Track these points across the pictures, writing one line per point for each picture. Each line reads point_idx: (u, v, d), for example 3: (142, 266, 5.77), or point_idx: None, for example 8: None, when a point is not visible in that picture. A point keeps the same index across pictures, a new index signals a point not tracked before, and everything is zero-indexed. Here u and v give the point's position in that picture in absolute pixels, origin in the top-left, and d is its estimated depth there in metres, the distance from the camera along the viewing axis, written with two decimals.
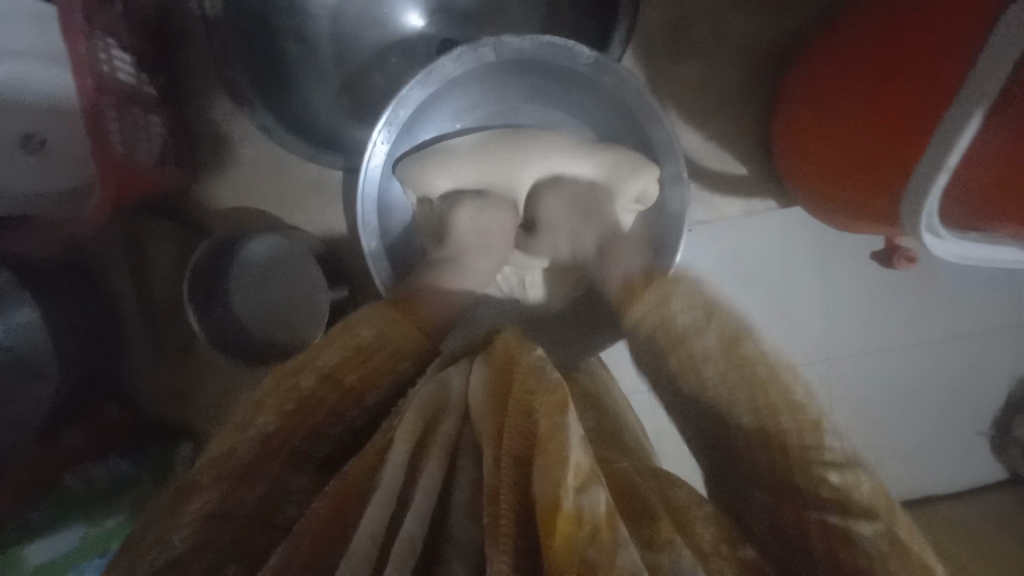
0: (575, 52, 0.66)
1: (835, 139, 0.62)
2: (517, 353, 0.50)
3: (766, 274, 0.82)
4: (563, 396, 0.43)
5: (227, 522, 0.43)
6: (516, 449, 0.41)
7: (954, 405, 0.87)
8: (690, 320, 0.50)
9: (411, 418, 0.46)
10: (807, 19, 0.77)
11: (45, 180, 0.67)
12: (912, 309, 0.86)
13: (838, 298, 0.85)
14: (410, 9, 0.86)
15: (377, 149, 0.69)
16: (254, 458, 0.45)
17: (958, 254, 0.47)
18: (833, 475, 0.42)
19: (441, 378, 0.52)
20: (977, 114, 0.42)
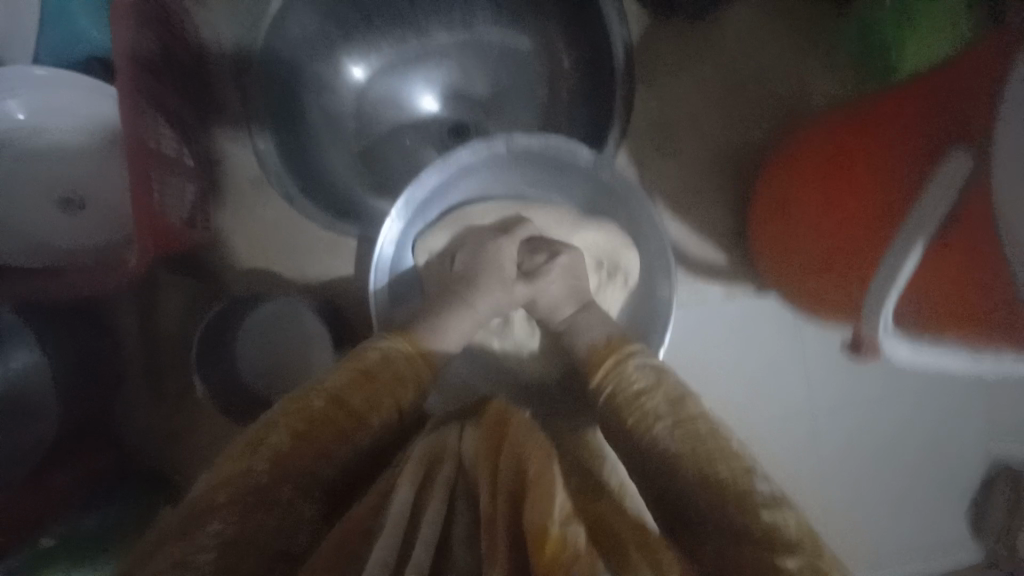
0: (576, 151, 0.75)
1: (803, 238, 0.71)
2: (507, 412, 0.53)
3: (744, 352, 0.89)
4: (550, 448, 0.47)
5: (249, 543, 0.42)
6: (509, 487, 0.44)
7: (908, 480, 0.92)
8: (643, 382, 0.60)
9: (411, 467, 0.50)
10: (771, 132, 0.88)
11: (81, 236, 0.69)
12: (880, 387, 0.92)
13: (807, 377, 0.91)
14: (425, 94, 0.96)
15: (394, 225, 0.75)
16: (272, 478, 0.47)
17: (908, 357, 0.54)
18: (764, 511, 0.44)
19: (438, 436, 0.55)
20: (915, 250, 0.51)
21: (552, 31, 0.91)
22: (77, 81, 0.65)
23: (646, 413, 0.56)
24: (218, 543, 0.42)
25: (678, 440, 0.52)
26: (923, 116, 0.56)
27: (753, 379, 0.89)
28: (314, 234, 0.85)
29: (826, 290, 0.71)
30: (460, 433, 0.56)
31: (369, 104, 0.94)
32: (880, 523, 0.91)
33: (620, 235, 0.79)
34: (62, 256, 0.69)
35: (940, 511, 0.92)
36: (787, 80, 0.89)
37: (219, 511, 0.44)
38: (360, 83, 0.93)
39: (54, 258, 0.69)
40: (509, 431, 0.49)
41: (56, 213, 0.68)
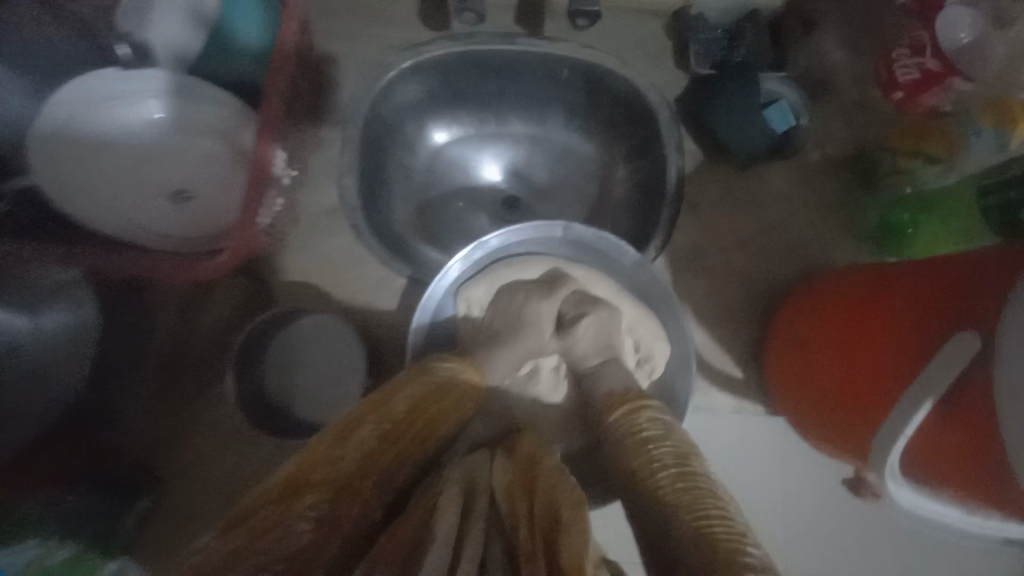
0: (623, 251, 0.85)
1: (816, 373, 0.78)
2: (540, 454, 0.59)
3: (749, 470, 0.92)
4: (580, 495, 0.50)
5: (336, 531, 0.49)
6: (544, 526, 0.48)
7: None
8: (655, 431, 0.60)
9: (452, 489, 0.53)
10: (796, 270, 0.98)
11: (179, 224, 0.76)
12: (874, 537, 0.92)
13: (806, 509, 0.92)
14: (490, 168, 1.06)
15: (450, 275, 0.83)
16: (357, 475, 0.53)
17: (912, 502, 0.57)
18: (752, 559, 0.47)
19: (471, 464, 0.58)
20: (923, 406, 0.56)
21: (615, 143, 1.03)
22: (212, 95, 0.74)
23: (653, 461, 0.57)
24: (316, 527, 0.48)
25: (679, 491, 0.53)
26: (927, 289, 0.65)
27: (754, 498, 0.91)
28: (366, 267, 0.91)
29: (835, 433, 0.76)
30: (490, 466, 0.59)
31: (441, 164, 1.04)
32: None
33: (655, 326, 0.84)
34: (157, 240, 0.75)
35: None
36: (815, 229, 0.99)
37: (316, 496, 0.50)
38: (438, 145, 1.04)
39: (146, 240, 0.74)
40: (541, 477, 0.54)
41: (162, 202, 0.76)
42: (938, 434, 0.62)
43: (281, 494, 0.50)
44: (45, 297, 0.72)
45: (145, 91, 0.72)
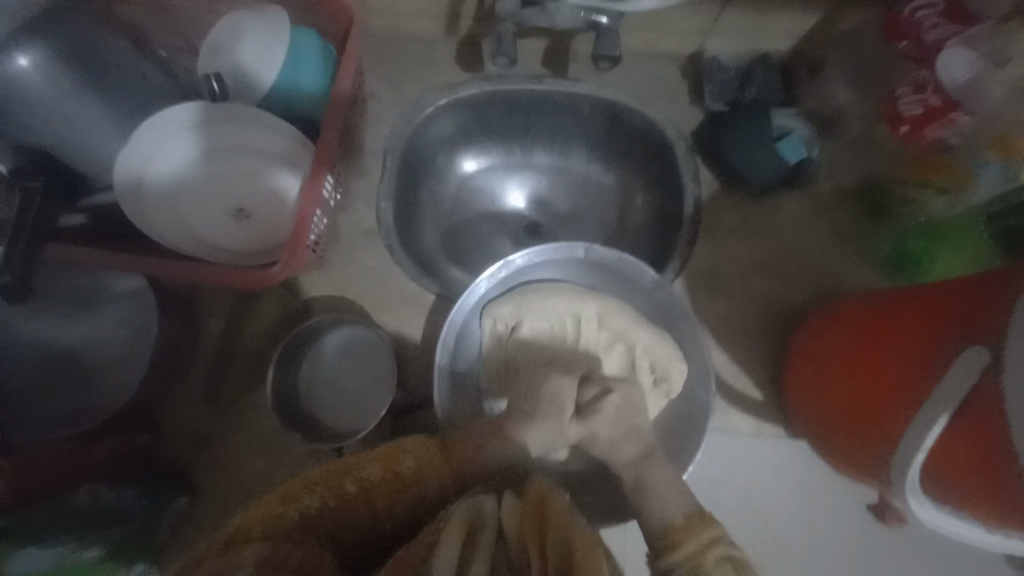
0: (642, 272, 0.89)
1: (833, 391, 0.79)
2: (550, 496, 0.62)
3: (771, 494, 0.93)
4: (595, 540, 0.55)
5: (290, 573, 0.52)
6: (556, 566, 0.52)
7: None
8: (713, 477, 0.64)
9: (458, 521, 0.57)
10: (813, 296, 1.00)
11: (239, 240, 0.83)
12: (900, 564, 0.91)
13: (829, 536, 0.92)
14: (514, 196, 1.13)
15: (475, 292, 0.88)
16: (308, 525, 0.58)
17: (932, 519, 0.59)
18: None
19: (477, 500, 0.61)
20: (940, 421, 0.58)
21: (633, 174, 1.09)
22: (276, 123, 0.80)
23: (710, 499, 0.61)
24: (267, 566, 0.52)
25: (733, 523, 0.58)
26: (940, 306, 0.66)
27: (776, 523, 0.92)
28: (399, 285, 0.97)
29: (849, 450, 0.77)
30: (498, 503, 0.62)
31: (468, 191, 1.12)
32: None
33: (671, 349, 0.86)
34: (219, 254, 0.82)
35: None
36: (830, 256, 1.02)
37: (269, 540, 0.55)
38: (467, 174, 1.11)
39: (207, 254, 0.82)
40: (549, 519, 0.58)
41: (224, 219, 0.81)
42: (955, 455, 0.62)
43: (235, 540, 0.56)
44: (110, 298, 0.83)
45: (218, 116, 0.79)
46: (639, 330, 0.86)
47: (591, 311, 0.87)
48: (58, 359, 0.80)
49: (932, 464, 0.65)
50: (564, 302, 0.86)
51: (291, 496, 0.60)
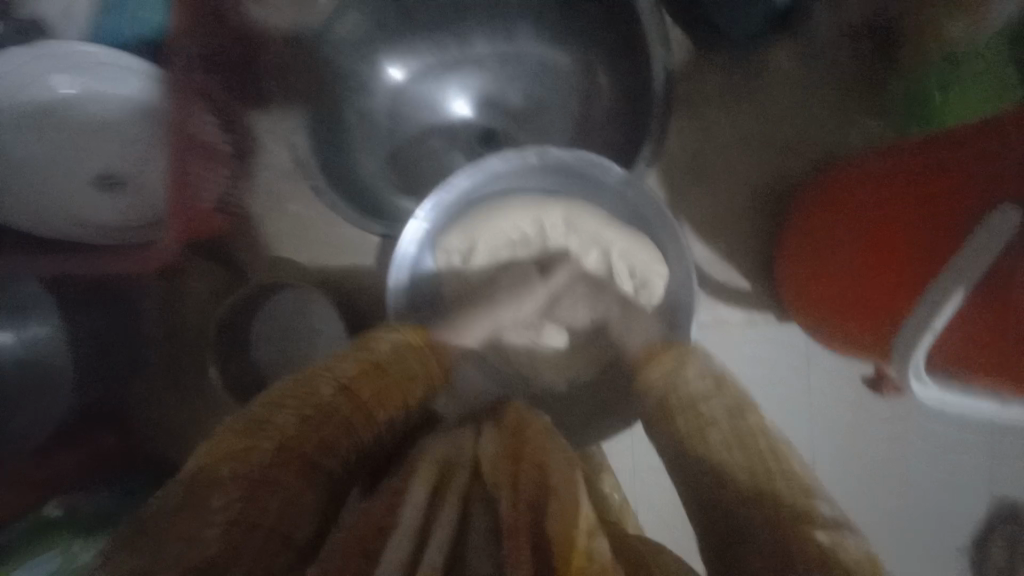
0: (608, 169, 0.74)
1: (835, 271, 0.70)
2: (526, 421, 0.60)
3: (764, 384, 0.88)
4: (575, 468, 0.49)
5: (252, 527, 0.44)
6: (530, 496, 0.47)
7: (908, 524, 0.91)
8: (702, 385, 0.57)
9: (428, 467, 0.54)
10: (807, 163, 0.88)
11: (119, 212, 0.70)
12: (883, 429, 0.91)
13: (823, 413, 0.90)
14: (458, 100, 0.96)
15: (419, 225, 0.75)
16: (270, 466, 0.48)
17: (938, 399, 0.52)
18: (821, 534, 0.42)
19: (459, 441, 0.60)
20: (957, 293, 0.49)
21: (592, 52, 0.92)
22: (123, 62, 0.66)
23: (702, 424, 0.54)
24: (225, 520, 0.44)
25: (732, 446, 0.51)
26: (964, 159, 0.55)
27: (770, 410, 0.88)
28: (339, 230, 0.85)
29: (851, 332, 0.70)
30: (476, 435, 0.62)
31: (404, 103, 0.94)
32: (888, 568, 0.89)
33: (649, 249, 0.79)
34: (102, 233, 0.70)
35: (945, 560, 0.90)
36: (825, 113, 0.88)
37: (224, 484, 0.46)
38: (397, 83, 0.94)
39: (86, 235, 0.70)
40: (526, 461, 0.51)
41: (89, 189, 0.69)
42: (976, 324, 0.53)
43: (186, 491, 0.47)
44: (27, 304, 0.71)
45: (49, 61, 0.64)
46: (612, 230, 0.79)
47: (555, 217, 0.79)
48: (21, 368, 0.71)
49: (943, 342, 0.57)
50: (524, 216, 0.79)
51: (253, 427, 0.51)
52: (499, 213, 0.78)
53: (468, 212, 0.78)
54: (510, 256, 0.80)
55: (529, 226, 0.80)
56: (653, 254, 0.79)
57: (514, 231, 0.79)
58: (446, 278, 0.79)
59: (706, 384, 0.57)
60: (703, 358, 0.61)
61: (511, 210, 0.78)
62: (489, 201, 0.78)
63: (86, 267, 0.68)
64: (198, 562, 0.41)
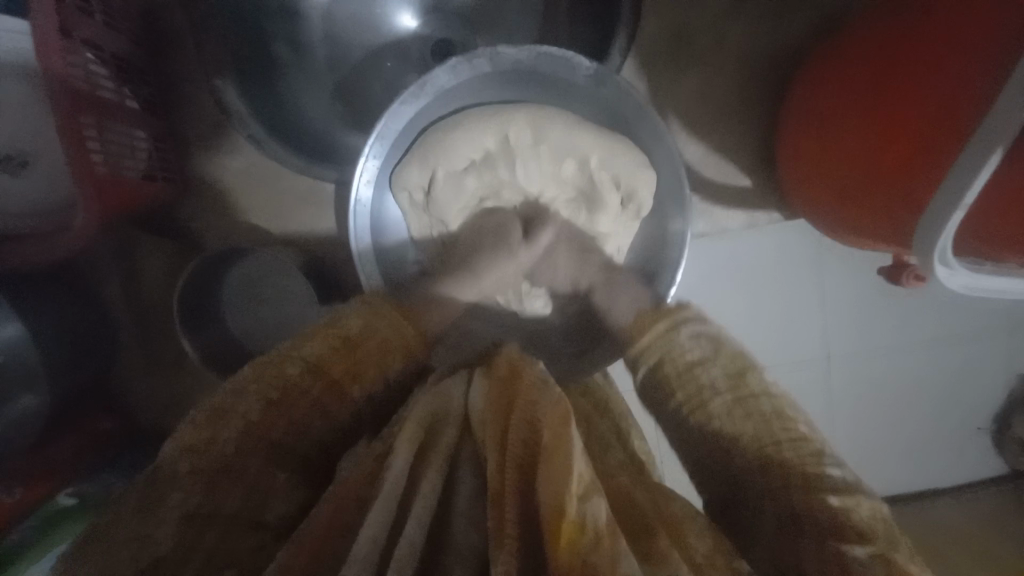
0: (573, 63, 0.66)
1: (841, 155, 0.61)
2: (521, 365, 0.53)
3: (766, 286, 0.83)
4: (565, 410, 0.46)
5: (211, 517, 0.44)
6: (519, 456, 0.44)
7: (892, 415, 0.88)
8: (696, 353, 0.55)
9: (412, 425, 0.49)
10: (811, 24, 0.75)
11: (31, 196, 0.64)
12: (890, 325, 0.86)
13: (833, 310, 0.85)
14: (403, 11, 0.83)
15: (370, 164, 0.67)
16: (234, 454, 0.47)
17: (966, 284, 0.46)
18: (832, 499, 0.44)
19: (442, 389, 0.54)
20: (993, 155, 0.40)
21: None
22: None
23: (701, 389, 0.53)
24: (179, 515, 0.43)
25: (735, 422, 0.50)
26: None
27: (772, 316, 0.84)
28: (290, 182, 0.78)
29: (862, 220, 0.62)
30: (466, 385, 0.55)
31: (338, 24, 0.82)
32: (869, 459, 0.88)
33: (634, 155, 0.67)
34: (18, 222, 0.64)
35: (920, 453, 0.88)
36: None
37: (184, 481, 0.45)
38: (325, 1, 0.81)
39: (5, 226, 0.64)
40: (517, 397, 0.48)
41: None
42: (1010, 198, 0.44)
43: (149, 484, 0.45)
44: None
45: None
46: (586, 134, 0.67)
47: (520, 129, 0.66)
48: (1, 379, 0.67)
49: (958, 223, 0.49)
50: (483, 133, 0.66)
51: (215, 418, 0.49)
52: (457, 139, 0.66)
53: (423, 137, 0.67)
54: (477, 183, 0.67)
55: (493, 143, 0.67)
56: (640, 163, 0.67)
57: (478, 151, 0.67)
58: (416, 221, 0.70)
59: (701, 349, 0.55)
60: (700, 320, 0.58)
61: (469, 128, 0.66)
62: (443, 126, 0.67)
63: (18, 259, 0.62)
64: (153, 562, 0.41)
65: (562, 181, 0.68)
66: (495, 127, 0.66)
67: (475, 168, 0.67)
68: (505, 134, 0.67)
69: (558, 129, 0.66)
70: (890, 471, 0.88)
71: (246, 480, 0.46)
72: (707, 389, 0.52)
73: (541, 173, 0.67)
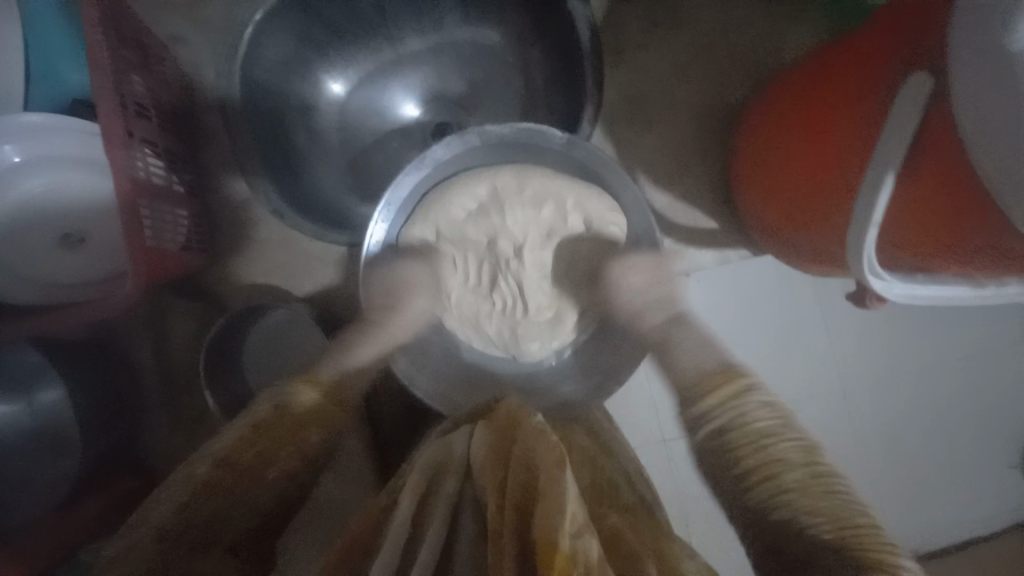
0: (548, 134, 0.75)
1: (783, 191, 0.70)
2: (519, 416, 0.60)
3: (768, 323, 0.88)
4: (560, 455, 0.52)
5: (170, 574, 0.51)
6: (517, 500, 0.49)
7: (914, 451, 0.90)
8: (769, 419, 0.55)
9: (414, 479, 0.56)
10: (750, 90, 0.87)
11: (81, 273, 0.73)
12: (879, 355, 0.90)
13: (830, 339, 0.90)
14: (405, 100, 0.97)
15: (379, 226, 0.76)
16: (195, 509, 0.54)
17: (906, 294, 0.52)
18: (896, 574, 0.42)
19: (446, 441, 0.62)
20: (887, 179, 0.49)
21: (519, 23, 0.92)
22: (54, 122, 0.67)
23: (771, 454, 0.53)
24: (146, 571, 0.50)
25: (807, 472, 0.51)
26: (899, 32, 0.53)
27: (774, 349, 0.88)
28: (307, 246, 0.88)
29: (807, 246, 0.70)
30: (467, 437, 0.61)
31: (350, 115, 0.96)
32: (890, 500, 0.89)
33: (602, 198, 0.78)
34: (67, 292, 0.72)
35: (942, 488, 0.89)
36: (762, 37, 0.87)
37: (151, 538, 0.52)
38: (339, 97, 0.95)
39: (52, 297, 0.72)
40: (517, 442, 0.55)
41: (56, 251, 0.72)
42: (915, 216, 0.52)
43: (121, 547, 0.52)
44: (30, 375, 0.74)
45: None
46: (561, 181, 0.78)
47: (506, 179, 0.78)
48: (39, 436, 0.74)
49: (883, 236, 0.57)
50: (477, 184, 0.78)
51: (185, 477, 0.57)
52: (451, 198, 0.77)
53: (424, 199, 0.78)
54: (476, 230, 0.79)
55: (484, 194, 0.78)
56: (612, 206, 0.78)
57: (474, 202, 0.79)
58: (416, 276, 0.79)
59: (770, 416, 0.55)
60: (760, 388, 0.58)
61: (464, 189, 0.78)
62: (440, 186, 0.79)
63: (58, 323, 0.69)
64: None
65: (544, 223, 0.79)
66: (491, 180, 0.78)
67: (472, 218, 0.79)
68: (494, 187, 0.78)
69: (537, 178, 0.78)
70: (912, 511, 0.89)
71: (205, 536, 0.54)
72: (775, 454, 0.52)
73: (524, 218, 0.79)
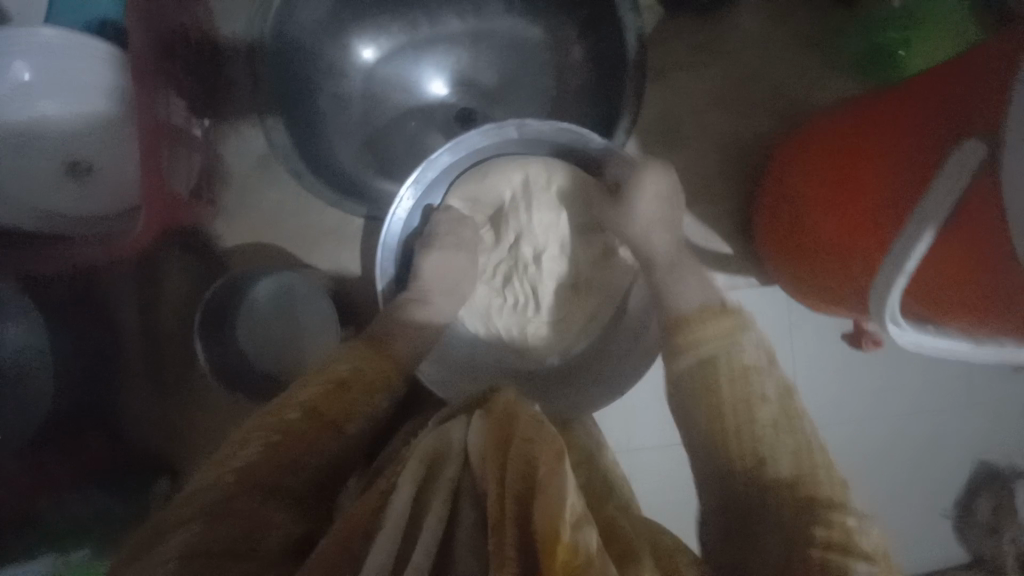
0: (587, 138, 0.75)
1: (807, 232, 0.72)
2: (515, 407, 0.52)
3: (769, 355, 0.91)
4: (560, 447, 0.46)
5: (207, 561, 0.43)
6: (516, 489, 0.44)
7: (897, 485, 0.94)
8: (758, 357, 0.58)
9: (413, 464, 0.50)
10: (779, 122, 0.89)
11: (88, 206, 0.70)
12: (863, 386, 0.94)
13: (819, 375, 0.93)
14: (435, 79, 0.95)
15: (403, 203, 0.75)
16: (230, 493, 0.47)
17: (915, 342, 0.54)
18: (851, 519, 0.46)
19: (443, 429, 0.53)
20: (927, 232, 0.50)
21: (562, 21, 0.92)
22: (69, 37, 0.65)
23: (753, 397, 0.55)
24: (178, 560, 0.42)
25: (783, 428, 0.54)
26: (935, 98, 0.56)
27: None
28: (320, 214, 0.85)
29: (829, 283, 0.72)
30: (466, 427, 0.53)
31: (377, 84, 0.93)
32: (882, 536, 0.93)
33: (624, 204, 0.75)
34: (70, 224, 0.69)
35: (918, 517, 0.95)
36: (793, 75, 0.90)
37: (184, 525, 0.44)
38: (369, 64, 0.92)
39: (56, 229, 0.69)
40: (513, 436, 0.48)
41: (61, 180, 0.69)
42: (942, 273, 0.56)
43: (150, 537, 0.45)
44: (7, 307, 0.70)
45: (4, 48, 0.64)
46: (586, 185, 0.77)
47: (537, 172, 0.77)
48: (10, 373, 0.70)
49: (912, 288, 0.60)
50: (510, 174, 0.77)
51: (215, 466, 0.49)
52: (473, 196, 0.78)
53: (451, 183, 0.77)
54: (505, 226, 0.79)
55: (513, 189, 0.78)
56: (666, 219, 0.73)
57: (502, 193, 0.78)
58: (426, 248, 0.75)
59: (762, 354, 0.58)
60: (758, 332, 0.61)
61: (489, 184, 0.78)
62: (468, 173, 0.77)
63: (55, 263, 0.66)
64: None
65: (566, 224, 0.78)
66: (523, 173, 0.77)
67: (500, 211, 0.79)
68: (522, 185, 0.78)
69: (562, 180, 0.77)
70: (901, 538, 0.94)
71: (242, 519, 0.46)
72: (757, 394, 0.56)
73: (546, 219, 0.78)
